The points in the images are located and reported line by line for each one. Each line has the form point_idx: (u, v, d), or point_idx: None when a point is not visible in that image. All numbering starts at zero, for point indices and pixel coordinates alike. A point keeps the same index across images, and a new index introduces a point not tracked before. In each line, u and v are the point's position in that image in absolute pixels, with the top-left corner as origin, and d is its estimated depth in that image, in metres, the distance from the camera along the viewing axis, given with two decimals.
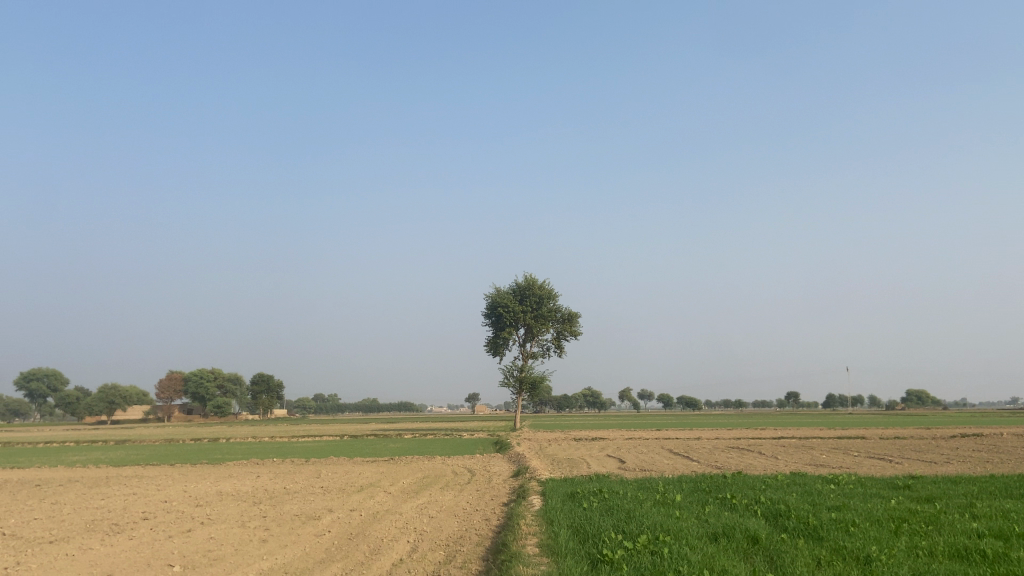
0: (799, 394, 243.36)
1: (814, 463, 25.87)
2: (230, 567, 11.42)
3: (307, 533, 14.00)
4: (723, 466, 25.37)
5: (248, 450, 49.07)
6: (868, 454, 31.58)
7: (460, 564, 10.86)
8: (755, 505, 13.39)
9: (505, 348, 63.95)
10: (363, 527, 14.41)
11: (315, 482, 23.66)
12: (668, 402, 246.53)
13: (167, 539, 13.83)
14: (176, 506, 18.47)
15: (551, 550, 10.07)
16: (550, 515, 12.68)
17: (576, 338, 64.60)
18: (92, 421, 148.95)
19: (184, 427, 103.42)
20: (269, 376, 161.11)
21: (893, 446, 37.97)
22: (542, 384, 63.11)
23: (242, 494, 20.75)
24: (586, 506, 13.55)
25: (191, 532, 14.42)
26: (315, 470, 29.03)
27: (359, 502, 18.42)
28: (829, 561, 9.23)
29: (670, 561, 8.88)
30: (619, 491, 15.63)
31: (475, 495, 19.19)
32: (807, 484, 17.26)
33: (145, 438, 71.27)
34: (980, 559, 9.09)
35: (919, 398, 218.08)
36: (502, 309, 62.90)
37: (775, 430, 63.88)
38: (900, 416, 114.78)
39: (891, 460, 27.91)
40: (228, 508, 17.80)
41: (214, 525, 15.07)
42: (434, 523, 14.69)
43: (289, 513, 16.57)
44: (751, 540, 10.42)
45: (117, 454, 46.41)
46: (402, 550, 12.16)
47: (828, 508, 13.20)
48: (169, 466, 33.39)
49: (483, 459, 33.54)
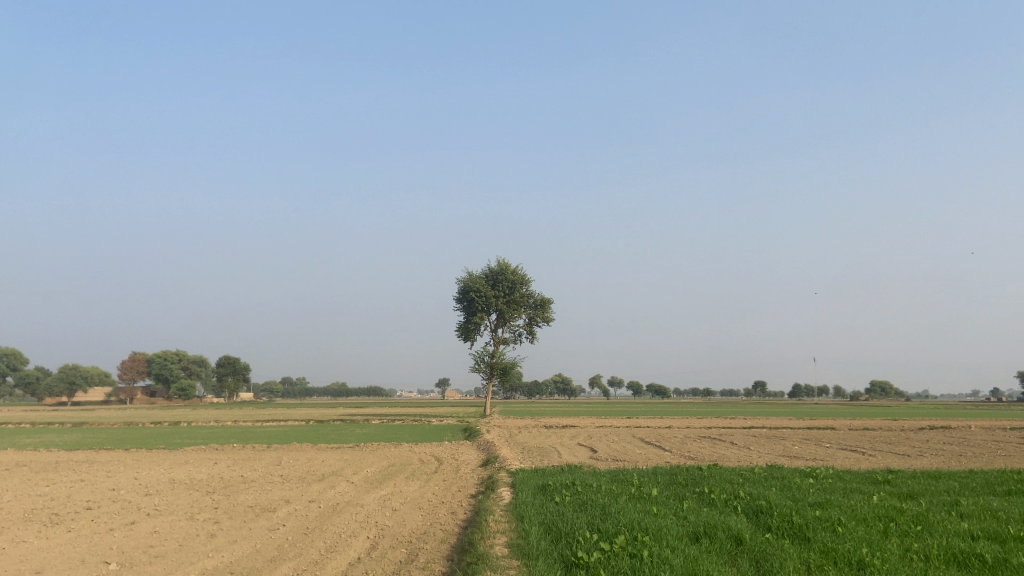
0: (765, 385, 246.36)
1: (788, 455, 25.44)
2: (170, 565, 10.44)
3: (260, 527, 13.08)
4: (698, 456, 24.87)
5: (211, 434, 47.78)
6: (841, 445, 31.27)
7: (422, 564, 10.04)
8: (736, 501, 12.73)
9: (476, 333, 63.09)
10: (320, 522, 13.52)
11: (275, 471, 22.66)
12: (638, 390, 248.12)
13: (107, 532, 12.80)
14: (123, 496, 17.37)
15: (522, 551, 9.28)
16: (520, 510, 11.96)
17: (548, 324, 63.94)
18: (52, 402, 145.45)
19: (147, 410, 101.47)
20: (235, 358, 157.95)
21: (865, 437, 37.81)
22: (513, 370, 62.45)
23: (195, 483, 19.65)
24: (559, 500, 12.81)
25: (135, 525, 13.40)
26: (276, 457, 28.03)
27: (319, 493, 17.50)
28: (820, 566, 8.58)
29: (650, 565, 8.17)
30: (592, 484, 14.93)
31: (441, 486, 18.35)
32: (786, 477, 16.70)
33: (106, 420, 69.39)
34: (981, 566, 8.45)
35: (883, 388, 221.79)
36: (473, 294, 62.04)
37: (743, 419, 64.13)
38: (867, 407, 116.25)
39: (864, 452, 27.67)
40: (178, 499, 16.76)
41: (161, 517, 14.08)
42: (396, 517, 13.84)
43: (244, 505, 15.65)
44: (734, 541, 9.75)
45: (73, 438, 44.77)
46: (361, 547, 11.32)
47: (812, 506, 12.63)
48: (124, 452, 32.03)
49: (451, 447, 32.78)
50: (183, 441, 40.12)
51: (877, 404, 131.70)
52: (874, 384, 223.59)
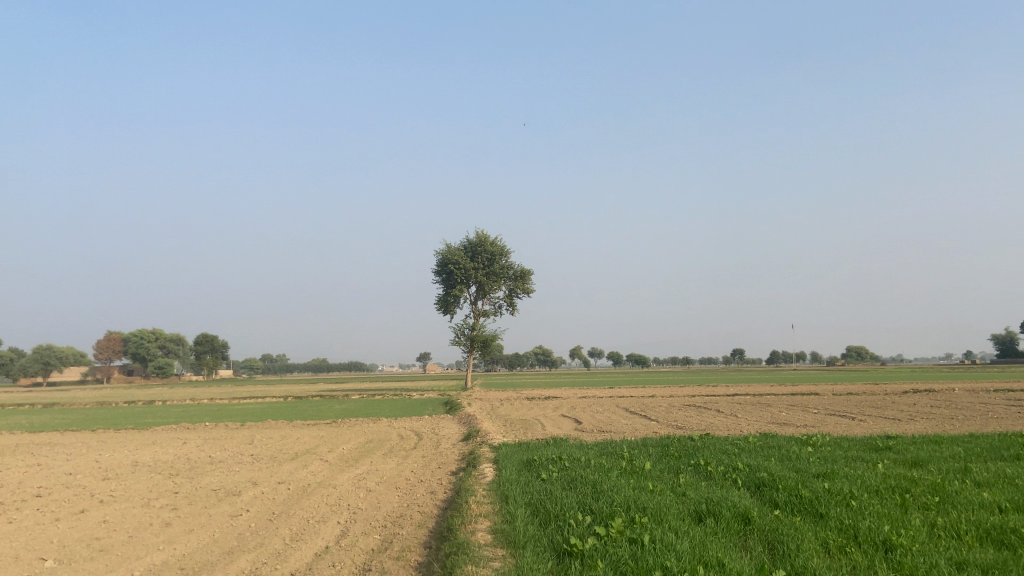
0: (743, 353, 248.82)
1: (778, 422, 24.76)
2: (114, 561, 9.31)
3: (221, 514, 11.99)
4: (686, 426, 24.09)
5: (185, 413, 46.35)
6: (829, 411, 30.74)
7: (396, 554, 9.01)
8: (734, 474, 11.88)
9: (456, 306, 62.02)
10: (288, 506, 12.49)
11: (246, 450, 21.53)
12: (619, 360, 249.50)
13: (52, 523, 11.60)
14: (78, 480, 16.19)
15: (507, 538, 8.26)
16: (503, 489, 10.98)
17: (529, 295, 62.99)
18: (26, 382, 142.51)
19: (123, 390, 99.34)
20: (213, 336, 156.07)
21: (850, 402, 37.55)
22: (494, 342, 61.57)
23: (159, 466, 18.45)
24: (546, 476, 11.83)
25: (83, 513, 12.23)
26: (248, 436, 26.84)
27: (289, 474, 16.42)
28: (841, 549, 7.73)
29: (653, 552, 7.19)
30: (581, 459, 13.93)
31: (420, 464, 17.33)
32: (783, 446, 15.89)
33: (79, 401, 67.60)
34: (1018, 543, 7.61)
35: (859, 354, 225.16)
36: (452, 266, 60.81)
37: (725, 386, 64.00)
38: (846, 371, 117.16)
39: (852, 417, 27.16)
40: (137, 483, 15.60)
41: (114, 505, 12.91)
42: (371, 498, 12.85)
43: (205, 488, 14.53)
44: (741, 520, 8.84)
45: (41, 419, 43.27)
46: (330, 534, 10.30)
47: (817, 477, 11.82)
48: (91, 432, 30.68)
49: (431, 421, 31.78)
50: (153, 421, 38.84)
51: (855, 369, 132.45)
52: (851, 349, 226.47)
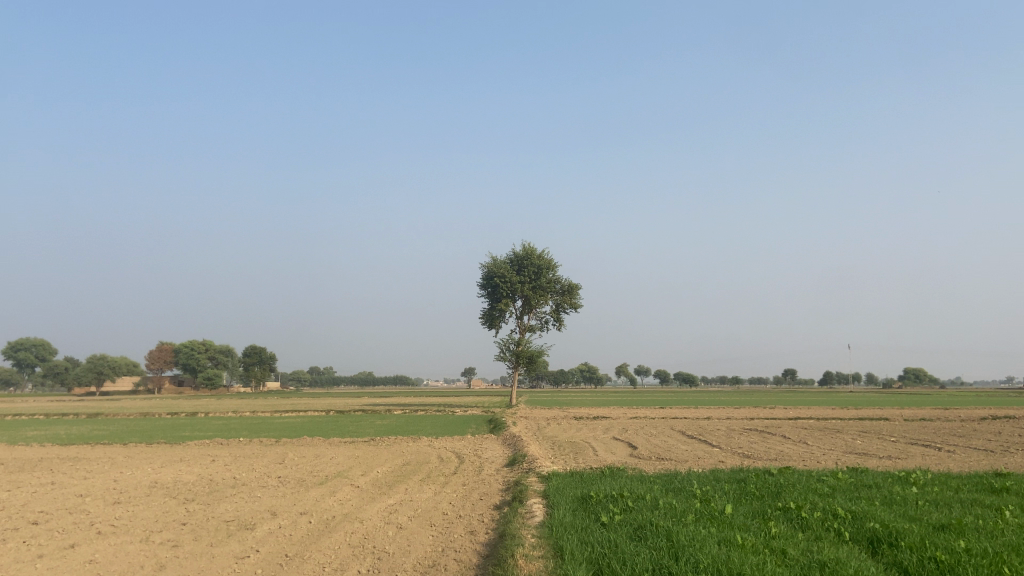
0: (795, 374, 241.71)
1: (857, 453, 22.32)
2: None
3: (226, 555, 10.24)
4: (754, 454, 21.81)
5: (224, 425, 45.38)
6: (909, 440, 27.93)
7: None
8: (837, 524, 9.73)
9: (502, 321, 60.28)
10: (303, 546, 10.69)
11: (273, 472, 19.94)
12: (665, 379, 244.89)
13: (30, 561, 9.99)
14: (83, 505, 14.63)
15: None
16: (556, 539, 9.00)
17: (576, 311, 60.97)
18: (80, 391, 145.17)
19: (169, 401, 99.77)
20: (261, 348, 157.49)
21: (928, 429, 34.54)
22: (540, 358, 59.58)
23: (177, 488, 16.92)
24: (607, 521, 9.86)
25: (70, 549, 10.61)
26: (280, 454, 25.29)
27: (313, 503, 14.69)
28: None
29: None
30: (646, 496, 11.90)
31: (458, 494, 15.45)
32: (881, 485, 13.57)
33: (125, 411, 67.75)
34: None
35: (918, 376, 216.12)
36: (498, 280, 59.16)
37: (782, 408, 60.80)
38: (902, 395, 111.88)
39: (937, 447, 24.54)
40: (145, 510, 14.03)
41: (110, 539, 11.30)
42: (400, 540, 10.99)
43: (218, 519, 12.92)
44: None
45: (81, 430, 42.73)
46: None
47: (942, 531, 9.59)
48: (122, 446, 29.59)
49: (474, 441, 30.11)
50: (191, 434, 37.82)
51: (911, 391, 126.75)
52: (909, 371, 218.39)
